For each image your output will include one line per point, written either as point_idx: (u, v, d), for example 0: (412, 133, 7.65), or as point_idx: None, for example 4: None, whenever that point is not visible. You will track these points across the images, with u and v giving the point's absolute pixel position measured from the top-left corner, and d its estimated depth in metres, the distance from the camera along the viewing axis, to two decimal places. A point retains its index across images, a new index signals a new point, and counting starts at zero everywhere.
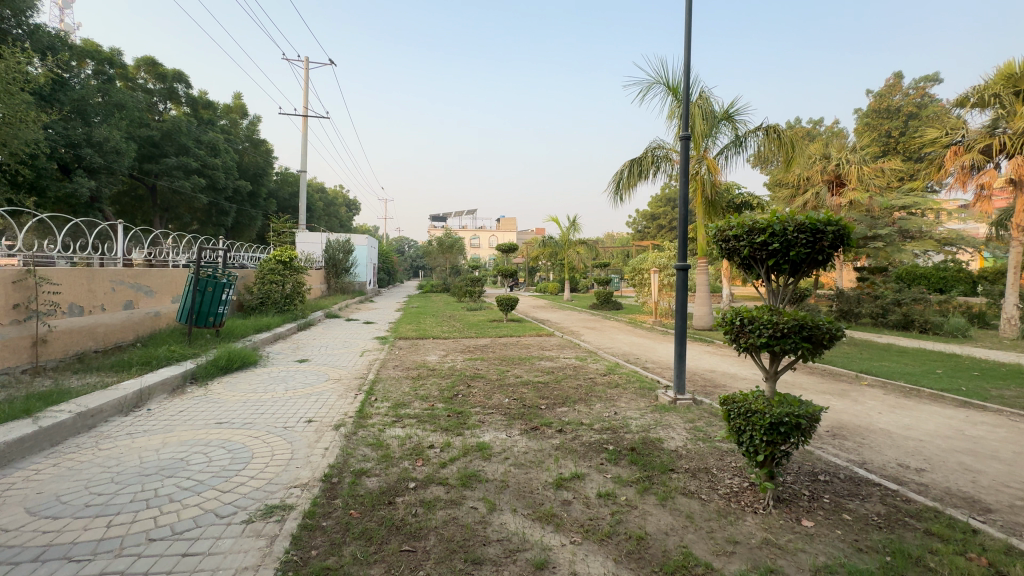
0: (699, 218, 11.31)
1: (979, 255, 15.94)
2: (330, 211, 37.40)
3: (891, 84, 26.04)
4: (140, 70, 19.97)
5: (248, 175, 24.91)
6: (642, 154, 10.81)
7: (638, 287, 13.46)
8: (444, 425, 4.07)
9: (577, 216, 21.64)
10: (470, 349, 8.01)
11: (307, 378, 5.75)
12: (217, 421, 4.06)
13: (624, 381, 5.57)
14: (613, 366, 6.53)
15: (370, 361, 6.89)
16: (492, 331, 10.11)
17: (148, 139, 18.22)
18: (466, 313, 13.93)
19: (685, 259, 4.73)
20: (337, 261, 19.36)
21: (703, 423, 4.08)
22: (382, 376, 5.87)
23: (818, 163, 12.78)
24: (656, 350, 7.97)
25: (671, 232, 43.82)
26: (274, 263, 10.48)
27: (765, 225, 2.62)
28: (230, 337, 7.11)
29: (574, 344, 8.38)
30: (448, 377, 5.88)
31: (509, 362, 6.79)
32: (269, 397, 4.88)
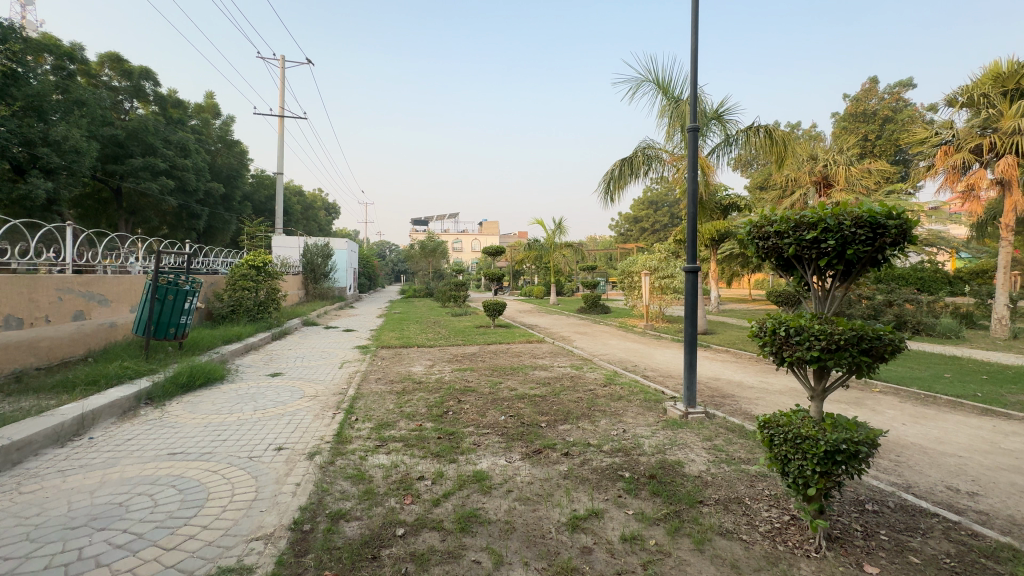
0: None
1: (957, 256, 16.22)
2: (309, 214, 36.46)
3: (867, 88, 26.50)
4: (104, 66, 18.93)
5: (220, 177, 23.95)
6: (632, 153, 10.54)
7: (628, 290, 13.16)
8: (435, 450, 3.60)
9: (562, 219, 21.33)
10: (457, 358, 7.53)
11: (280, 395, 5.20)
12: (171, 451, 3.51)
13: (627, 393, 5.18)
14: (612, 375, 6.14)
15: (350, 374, 6.37)
16: (480, 337, 9.66)
17: (112, 138, 17.26)
18: (451, 319, 13.43)
19: (695, 261, 4.37)
20: (316, 266, 18.65)
21: (722, 441, 3.70)
22: (364, 391, 5.36)
23: (807, 164, 12.68)
24: (653, 356, 7.62)
25: (654, 235, 44.04)
26: (245, 268, 9.83)
27: (816, 219, 2.23)
28: (194, 349, 6.49)
29: (567, 351, 7.98)
30: (436, 391, 5.41)
31: (500, 372, 6.34)
32: (234, 419, 4.33)
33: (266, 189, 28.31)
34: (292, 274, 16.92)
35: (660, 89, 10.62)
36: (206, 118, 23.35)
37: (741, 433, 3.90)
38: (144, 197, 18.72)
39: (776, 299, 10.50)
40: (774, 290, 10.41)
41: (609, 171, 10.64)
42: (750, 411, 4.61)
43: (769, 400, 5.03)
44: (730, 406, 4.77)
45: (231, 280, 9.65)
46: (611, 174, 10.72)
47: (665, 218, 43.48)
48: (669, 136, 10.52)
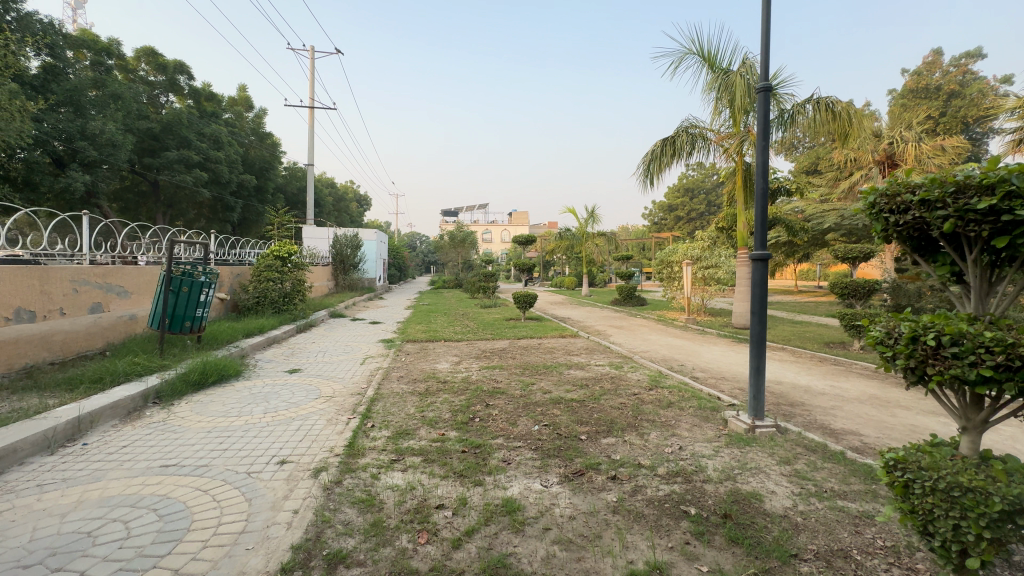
0: (740, 204, 10.13)
1: None
2: (340, 206, 36.83)
3: (929, 61, 24.28)
4: (140, 61, 19.36)
5: (254, 170, 24.24)
6: (673, 132, 9.74)
7: (666, 281, 12.37)
8: (457, 468, 3.08)
9: (595, 207, 20.51)
10: (485, 354, 7.03)
11: (295, 395, 4.82)
12: (164, 463, 3.13)
13: (677, 399, 4.54)
14: (658, 377, 5.49)
15: (372, 370, 5.96)
16: (509, 331, 9.13)
17: (148, 132, 17.53)
18: (480, 311, 12.97)
19: (764, 247, 3.70)
20: (345, 257, 18.53)
21: (804, 466, 3.04)
22: (384, 392, 4.91)
23: (870, 142, 11.47)
24: (700, 355, 6.89)
25: (689, 224, 42.43)
26: (271, 259, 9.60)
27: (991, 180, 1.55)
28: (212, 344, 6.21)
29: (605, 348, 7.35)
30: (462, 392, 4.91)
31: (532, 372, 5.79)
32: (241, 423, 3.93)
33: (298, 181, 28.55)
34: (321, 265, 16.84)
35: (705, 62, 9.78)
36: (239, 111, 23.58)
37: (826, 456, 3.22)
38: (180, 190, 19.03)
39: (839, 291, 9.39)
40: (838, 281, 9.27)
41: (648, 153, 9.91)
42: (828, 425, 3.90)
43: (847, 410, 4.30)
44: (803, 418, 4.06)
45: (257, 272, 9.48)
46: (650, 155, 9.98)
47: (701, 206, 41.80)
48: (715, 112, 9.66)
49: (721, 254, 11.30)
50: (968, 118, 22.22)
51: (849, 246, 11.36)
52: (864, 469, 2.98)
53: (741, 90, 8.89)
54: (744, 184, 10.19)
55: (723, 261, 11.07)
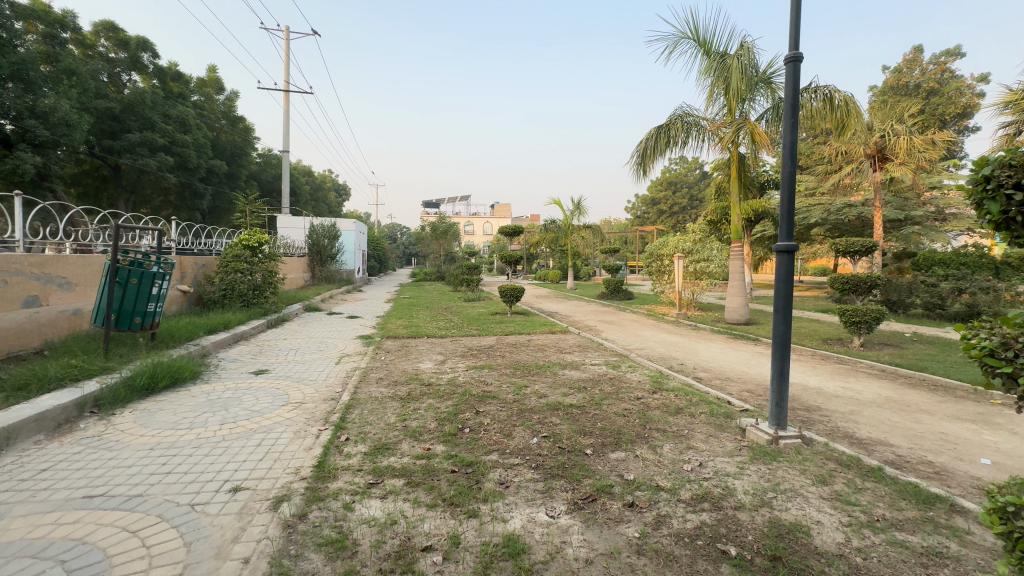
0: (734, 195, 9.84)
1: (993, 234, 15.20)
2: (318, 196, 35.69)
3: (910, 59, 24.45)
4: (100, 36, 18.05)
5: (225, 156, 23.09)
6: (668, 120, 9.34)
7: (656, 275, 12.07)
8: (446, 494, 2.61)
9: (581, 199, 20.11)
10: (472, 352, 6.56)
11: (259, 400, 4.24)
12: (87, 493, 2.56)
13: (686, 404, 4.15)
14: (659, 378, 5.10)
15: (348, 371, 5.43)
16: (496, 327, 8.68)
17: (107, 112, 16.40)
18: (464, 305, 12.47)
19: (791, 237, 3.32)
20: (322, 247, 17.76)
21: (844, 487, 2.66)
22: (361, 397, 4.40)
23: (863, 135, 11.24)
24: (699, 352, 6.54)
25: (671, 217, 42.50)
26: (240, 249, 8.93)
27: None
28: (168, 342, 5.57)
29: (598, 345, 6.94)
30: (448, 397, 4.44)
31: (524, 372, 5.34)
32: (191, 437, 3.37)
33: (273, 169, 27.41)
34: (296, 256, 16.06)
35: (699, 48, 9.42)
36: (208, 92, 22.36)
37: (864, 473, 2.85)
38: (144, 175, 17.92)
39: (838, 288, 8.51)
40: (836, 275, 8.31)
41: (641, 142, 9.52)
42: (854, 434, 3.55)
43: (868, 416, 3.97)
44: (825, 425, 3.71)
45: (224, 263, 8.79)
46: (642, 145, 9.60)
47: (684, 200, 41.89)
48: (710, 100, 9.27)
49: (713, 247, 11.01)
50: (947, 116, 22.48)
51: (849, 240, 10.53)
52: (912, 490, 2.62)
53: (738, 75, 8.52)
54: (738, 175, 9.89)
55: (714, 254, 10.79)
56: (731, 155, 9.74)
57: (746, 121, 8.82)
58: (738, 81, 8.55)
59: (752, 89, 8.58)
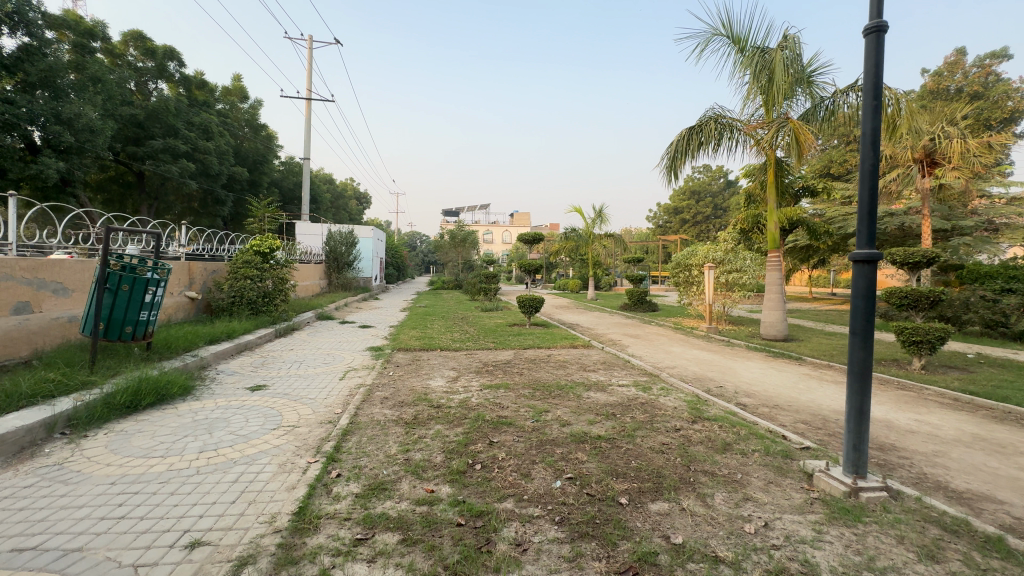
0: (771, 201, 9.16)
1: None
2: (339, 204, 35.95)
3: (950, 62, 23.30)
4: (128, 45, 18.40)
5: (247, 163, 23.29)
6: (700, 121, 8.75)
7: (683, 286, 11.42)
8: (447, 559, 2.09)
9: (603, 207, 19.57)
10: (487, 368, 6.04)
11: (248, 422, 3.80)
12: (19, 546, 2.11)
13: (735, 439, 3.56)
14: (697, 405, 4.50)
15: (352, 389, 4.98)
16: (514, 340, 8.15)
17: (132, 119, 16.60)
18: (481, 315, 11.98)
19: (872, 245, 2.73)
20: (339, 254, 17.58)
21: (962, 566, 2.05)
22: (361, 420, 3.93)
23: (914, 138, 10.44)
24: (738, 373, 5.90)
25: (695, 227, 41.47)
26: (250, 255, 8.71)
27: None
28: (163, 354, 5.22)
29: (625, 363, 6.36)
30: (459, 422, 3.94)
31: (544, 393, 4.80)
32: (160, 470, 2.91)
33: (295, 176, 27.58)
34: (313, 263, 15.88)
35: (733, 46, 8.88)
36: (232, 101, 22.65)
37: (980, 545, 2.23)
38: (167, 181, 18.07)
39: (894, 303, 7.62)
40: (894, 289, 7.45)
41: (672, 143, 8.93)
42: (948, 484, 2.90)
43: (959, 459, 3.30)
44: (908, 472, 3.08)
45: (234, 269, 8.53)
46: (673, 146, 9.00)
47: (708, 210, 40.86)
48: (747, 99, 8.66)
49: (747, 257, 10.33)
50: (993, 121, 21.25)
51: (907, 250, 9.64)
52: None
53: (784, 71, 7.92)
54: (775, 180, 9.22)
55: (748, 265, 10.12)
56: (767, 158, 9.10)
57: (790, 120, 8.18)
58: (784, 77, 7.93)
59: (798, 87, 7.97)
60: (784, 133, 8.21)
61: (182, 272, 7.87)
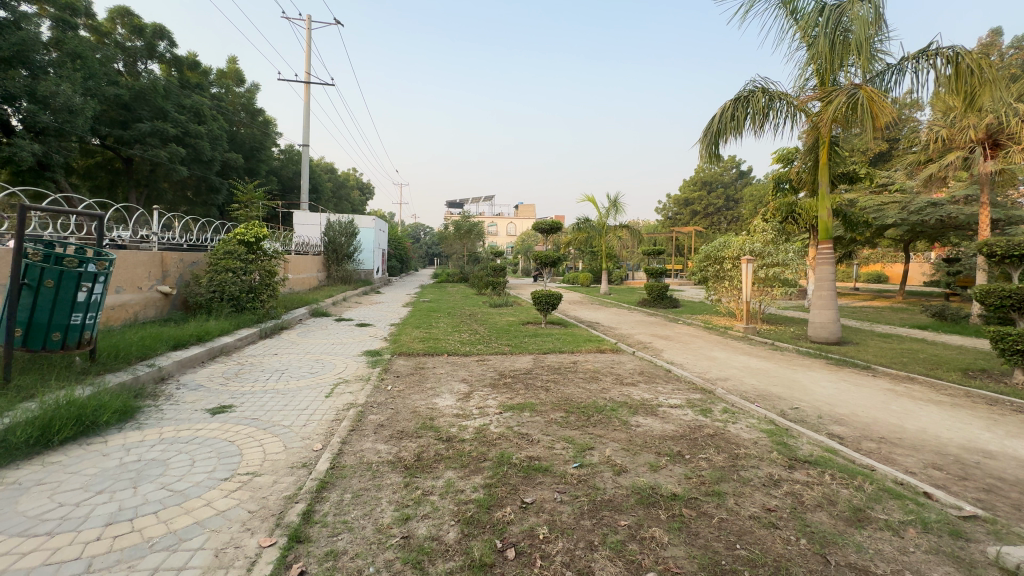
0: (822, 186, 8.03)
1: None
2: (341, 194, 34.99)
3: (986, 43, 21.88)
4: (116, 23, 17.31)
5: (244, 150, 22.31)
6: (751, 93, 7.65)
7: (713, 281, 10.39)
8: None
9: (617, 196, 18.47)
10: (506, 381, 5.04)
11: (193, 468, 2.80)
12: None
13: (865, 502, 2.54)
14: (783, 440, 3.48)
15: (339, 411, 3.98)
16: (532, 342, 7.16)
17: (117, 100, 15.56)
18: (491, 312, 11.01)
19: None
20: (339, 245, 16.64)
21: None
22: (347, 465, 2.93)
23: (981, 116, 9.30)
24: (807, 390, 4.89)
25: (706, 219, 40.30)
26: (234, 244, 7.75)
27: None
28: (110, 367, 4.25)
29: (668, 374, 5.37)
30: (478, 467, 2.94)
31: (582, 419, 3.81)
32: (34, 564, 1.92)
33: (295, 164, 26.54)
34: (310, 255, 14.91)
35: (785, 9, 7.89)
36: (228, 84, 21.59)
37: None
38: (157, 167, 17.12)
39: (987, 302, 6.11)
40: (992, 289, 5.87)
41: (712, 118, 7.90)
42: None
43: None
44: None
45: (213, 260, 7.56)
46: (714, 122, 7.99)
47: (720, 201, 39.62)
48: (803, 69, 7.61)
49: (789, 249, 9.29)
50: None
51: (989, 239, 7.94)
52: None
53: (862, 25, 6.77)
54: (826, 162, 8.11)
55: (791, 257, 9.07)
56: (820, 137, 8.00)
57: (860, 88, 7.00)
58: (861, 33, 6.79)
59: (871, 49, 6.85)
60: (853, 106, 7.06)
61: (153, 264, 6.94)
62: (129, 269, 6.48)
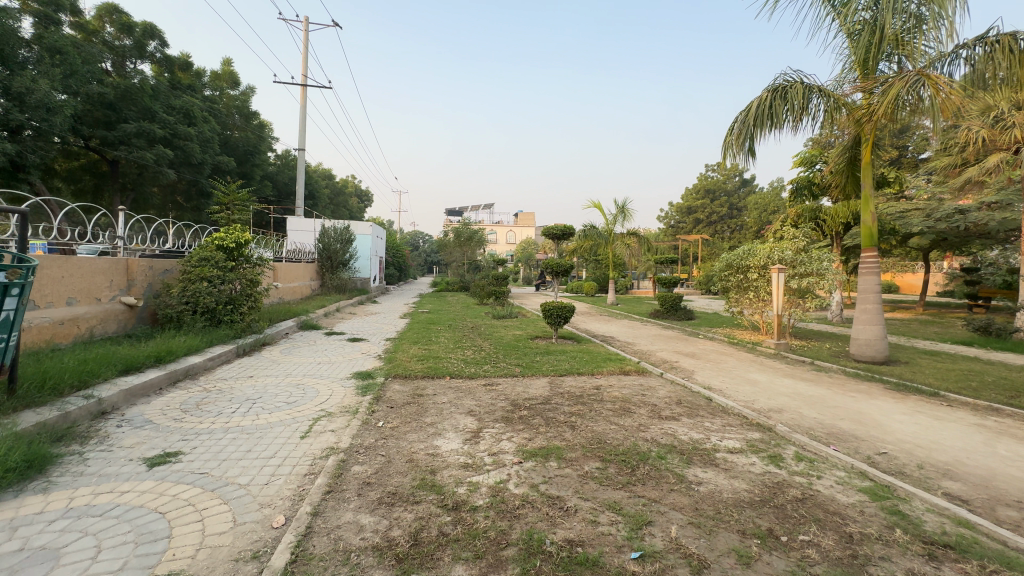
0: (865, 187, 7.24)
1: None
2: (338, 201, 34.29)
3: None
4: (103, 21, 16.57)
5: (237, 154, 21.58)
6: (794, 83, 6.93)
7: (736, 292, 9.60)
8: None
9: (625, 203, 17.74)
10: (520, 413, 4.21)
11: (91, 570, 1.93)
12: None
13: None
14: (896, 507, 2.63)
15: (316, 460, 3.12)
16: (545, 362, 6.33)
17: (102, 99, 14.79)
18: (496, 325, 10.16)
19: None
20: (333, 252, 15.85)
21: None
22: (316, 556, 2.08)
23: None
24: (885, 427, 4.05)
25: (709, 227, 39.62)
26: (211, 251, 6.93)
27: None
28: (32, 401, 3.39)
29: (711, 405, 4.55)
30: (498, 559, 2.09)
31: (626, 473, 2.97)
32: None
33: (290, 170, 25.83)
34: (302, 262, 14.08)
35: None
36: (222, 86, 20.89)
37: None
38: (144, 170, 16.32)
39: None
40: None
41: (748, 107, 7.21)
42: None
43: None
44: None
45: (188, 267, 6.74)
46: (748, 110, 7.28)
47: (723, 209, 39.00)
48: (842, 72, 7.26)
49: (823, 257, 8.52)
50: None
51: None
52: None
53: None
54: (870, 160, 7.33)
55: (825, 266, 8.28)
56: (864, 133, 7.24)
57: (924, 74, 6.21)
58: None
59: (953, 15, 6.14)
60: (915, 90, 6.28)
61: (116, 271, 6.13)
62: (87, 277, 5.67)
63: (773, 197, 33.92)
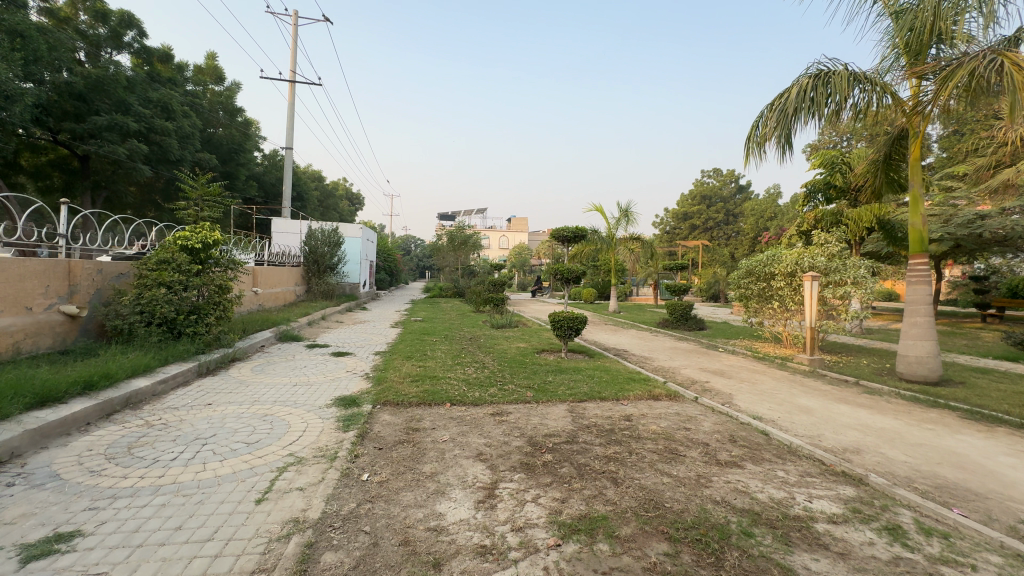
0: (912, 186, 6.46)
1: None
2: (328, 204, 33.27)
3: None
4: (77, 8, 15.48)
5: (220, 152, 20.55)
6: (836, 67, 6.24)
7: (758, 302, 8.81)
8: None
9: (628, 207, 16.98)
10: (543, 458, 3.32)
11: None
12: None
13: None
14: None
15: (270, 542, 2.22)
16: (560, 384, 5.44)
17: (70, 89, 13.70)
18: (496, 336, 9.25)
19: None
20: (320, 256, 14.89)
21: None
22: None
23: None
24: (1001, 477, 3.22)
25: (705, 233, 39.14)
26: (173, 251, 5.97)
27: None
28: None
29: (774, 444, 3.71)
30: None
31: (712, 566, 2.10)
32: None
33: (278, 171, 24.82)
34: (286, 266, 13.08)
35: None
36: (205, 81, 19.89)
37: None
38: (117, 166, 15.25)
39: None
40: None
41: (783, 94, 6.49)
42: None
43: None
44: None
45: (144, 270, 5.79)
46: (784, 98, 6.54)
47: (719, 215, 38.56)
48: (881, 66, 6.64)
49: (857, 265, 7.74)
50: None
51: None
52: None
53: None
54: (919, 156, 6.56)
55: (862, 275, 7.51)
56: (914, 125, 6.47)
57: (997, 54, 5.36)
58: None
59: None
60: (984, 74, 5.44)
61: (55, 275, 5.18)
62: (14, 282, 4.71)
63: (771, 204, 33.49)
